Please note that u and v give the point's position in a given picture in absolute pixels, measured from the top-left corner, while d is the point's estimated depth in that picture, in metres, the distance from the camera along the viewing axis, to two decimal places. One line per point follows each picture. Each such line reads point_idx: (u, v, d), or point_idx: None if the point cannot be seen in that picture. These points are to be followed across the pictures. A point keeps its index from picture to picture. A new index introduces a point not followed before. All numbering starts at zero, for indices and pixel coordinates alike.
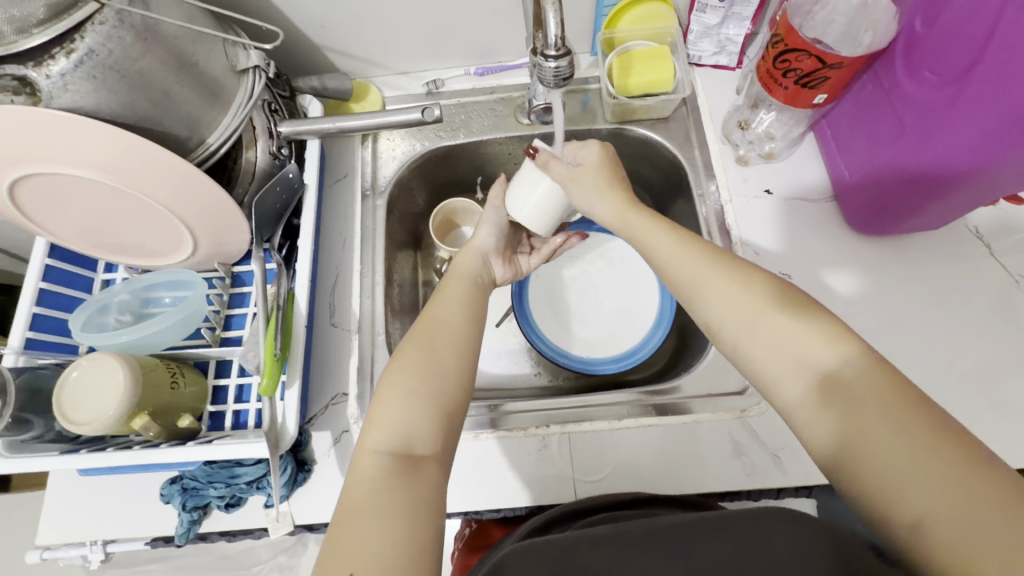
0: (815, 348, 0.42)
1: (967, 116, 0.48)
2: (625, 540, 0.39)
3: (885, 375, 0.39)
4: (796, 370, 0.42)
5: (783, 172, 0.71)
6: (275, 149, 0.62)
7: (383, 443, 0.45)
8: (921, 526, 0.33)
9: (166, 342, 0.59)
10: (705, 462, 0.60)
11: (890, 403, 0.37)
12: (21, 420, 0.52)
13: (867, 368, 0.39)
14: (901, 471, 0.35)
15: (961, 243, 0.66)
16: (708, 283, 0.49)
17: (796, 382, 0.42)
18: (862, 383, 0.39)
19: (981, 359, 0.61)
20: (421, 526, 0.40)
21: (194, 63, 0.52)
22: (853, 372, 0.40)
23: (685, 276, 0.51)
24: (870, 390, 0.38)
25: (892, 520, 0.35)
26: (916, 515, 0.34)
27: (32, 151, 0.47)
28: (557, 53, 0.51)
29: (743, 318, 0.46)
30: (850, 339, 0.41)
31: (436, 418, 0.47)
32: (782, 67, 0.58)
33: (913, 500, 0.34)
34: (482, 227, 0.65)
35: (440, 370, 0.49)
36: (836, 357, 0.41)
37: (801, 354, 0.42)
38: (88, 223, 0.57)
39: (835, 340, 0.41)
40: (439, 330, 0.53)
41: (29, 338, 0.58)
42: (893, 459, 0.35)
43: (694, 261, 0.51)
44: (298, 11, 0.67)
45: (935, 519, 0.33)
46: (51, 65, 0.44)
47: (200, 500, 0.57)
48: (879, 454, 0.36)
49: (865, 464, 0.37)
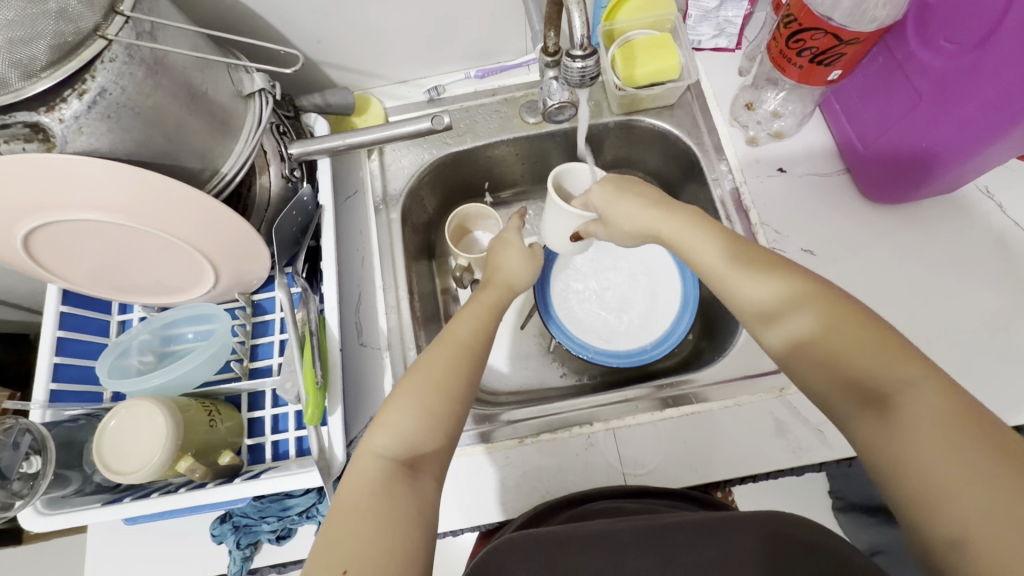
0: (873, 362, 0.40)
1: (989, 81, 0.50)
2: (674, 538, 0.41)
3: (950, 400, 0.36)
4: (846, 383, 0.40)
5: (791, 149, 0.72)
6: (288, 171, 0.62)
7: (389, 449, 0.45)
8: (962, 542, 0.32)
9: (198, 380, 0.58)
10: (750, 443, 0.61)
11: (950, 427, 0.35)
12: (59, 476, 0.51)
13: (930, 389, 0.37)
14: (945, 486, 0.34)
15: (972, 203, 0.68)
16: (749, 285, 0.46)
17: (846, 393, 0.40)
18: (925, 403, 0.37)
19: (1006, 314, 0.62)
20: (413, 536, 0.40)
21: (203, 93, 0.51)
22: (913, 393, 0.37)
23: (722, 276, 0.48)
24: (932, 412, 0.36)
25: (929, 533, 0.34)
26: (960, 533, 0.32)
27: (51, 198, 0.45)
28: (583, 52, 0.51)
29: (775, 308, 0.45)
30: (914, 360, 0.39)
31: (440, 432, 0.46)
32: (797, 47, 0.60)
33: (957, 514, 0.32)
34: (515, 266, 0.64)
35: (453, 398, 0.48)
36: (897, 376, 0.38)
37: (852, 365, 0.40)
38: (105, 266, 0.55)
39: (886, 353, 0.39)
40: (458, 350, 0.51)
41: (53, 390, 0.55)
42: (939, 474, 0.34)
43: (727, 251, 0.49)
44: (298, 28, 0.66)
45: (981, 541, 0.31)
46: (63, 108, 0.42)
47: (254, 536, 0.56)
48: (930, 471, 0.34)
49: (914, 479, 0.35)
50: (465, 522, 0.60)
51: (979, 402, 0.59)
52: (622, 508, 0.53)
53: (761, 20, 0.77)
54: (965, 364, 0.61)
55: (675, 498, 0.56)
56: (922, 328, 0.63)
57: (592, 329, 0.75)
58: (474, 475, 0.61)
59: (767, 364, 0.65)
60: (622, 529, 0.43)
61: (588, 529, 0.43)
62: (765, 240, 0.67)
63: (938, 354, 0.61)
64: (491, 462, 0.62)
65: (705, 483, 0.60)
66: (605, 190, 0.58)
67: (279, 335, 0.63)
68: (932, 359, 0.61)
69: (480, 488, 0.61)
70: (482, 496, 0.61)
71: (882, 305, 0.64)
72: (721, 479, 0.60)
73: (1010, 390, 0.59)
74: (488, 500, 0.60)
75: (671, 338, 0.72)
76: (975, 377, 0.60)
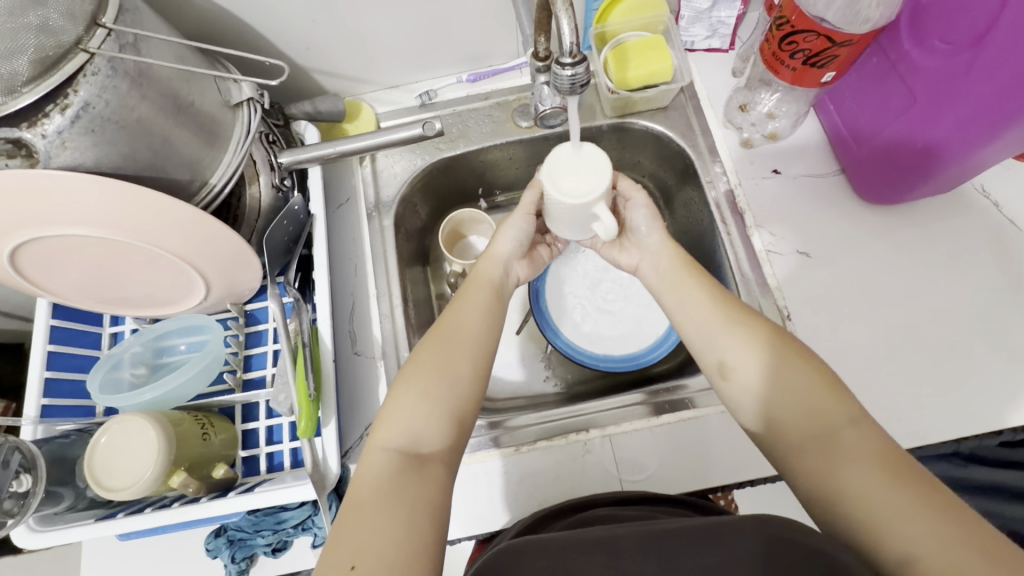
0: (821, 402, 0.43)
1: (983, 81, 0.49)
2: (677, 544, 0.40)
3: (883, 439, 0.41)
4: (797, 417, 0.44)
5: (786, 150, 0.71)
6: (278, 181, 0.61)
7: (392, 441, 0.45)
8: (912, 563, 0.35)
9: (191, 393, 0.58)
10: (748, 448, 0.61)
11: (888, 462, 0.39)
12: (51, 493, 0.50)
13: (867, 428, 0.42)
14: (889, 513, 0.37)
15: (969, 202, 0.67)
16: (710, 311, 0.51)
17: (797, 428, 0.43)
18: (864, 441, 0.41)
19: (1004, 314, 0.62)
20: (421, 529, 0.40)
21: (190, 104, 0.50)
22: (854, 431, 0.41)
23: (684, 304, 0.53)
24: (873, 449, 0.40)
25: (883, 554, 0.36)
26: (909, 554, 0.35)
27: (36, 215, 0.45)
28: (573, 60, 0.50)
29: (719, 333, 0.50)
30: (852, 403, 0.43)
31: (446, 420, 0.46)
32: (789, 49, 0.59)
33: (906, 538, 0.36)
34: (505, 234, 0.60)
35: (455, 386, 0.48)
36: (842, 416, 0.42)
37: (807, 404, 0.44)
38: (94, 281, 0.55)
39: (823, 389, 0.44)
40: (457, 337, 0.51)
41: (45, 406, 0.55)
42: (884, 500, 0.37)
43: (688, 274, 0.55)
44: (287, 35, 0.65)
45: (925, 561, 0.34)
46: (46, 123, 0.41)
47: (249, 550, 0.56)
48: (877, 500, 0.38)
49: (859, 507, 0.38)
50: (463, 531, 0.59)
51: (978, 403, 0.58)
52: (617, 516, 0.52)
53: (754, 20, 0.77)
54: (962, 365, 0.60)
55: (673, 504, 0.55)
56: (919, 330, 0.62)
57: (588, 335, 0.75)
58: (472, 483, 0.61)
59: None
60: (624, 536, 0.42)
61: (592, 534, 0.43)
62: (761, 243, 0.67)
63: (936, 355, 0.61)
64: (488, 470, 0.61)
65: (705, 488, 0.60)
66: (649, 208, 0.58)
67: (273, 346, 0.63)
68: (928, 361, 0.61)
69: (477, 498, 0.60)
70: (479, 506, 0.60)
71: (879, 306, 0.64)
72: (720, 485, 0.60)
73: (1008, 391, 0.59)
74: (484, 510, 0.60)
75: (668, 342, 0.72)
76: (973, 379, 0.60)
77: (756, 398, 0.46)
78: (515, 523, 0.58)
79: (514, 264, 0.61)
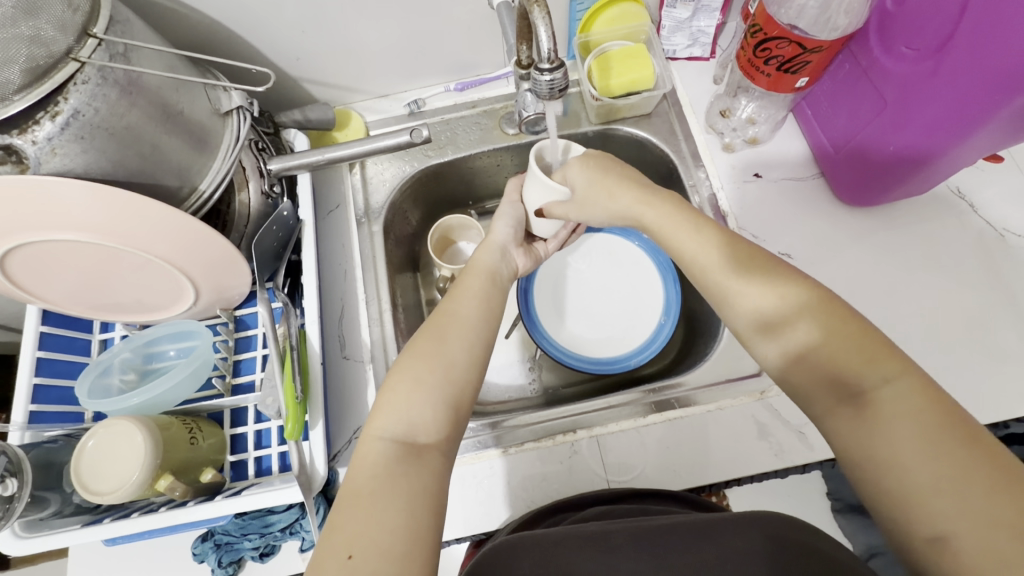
0: (853, 362, 0.41)
1: (949, 85, 0.51)
2: (654, 538, 0.41)
3: (926, 398, 0.38)
4: (828, 380, 0.42)
5: (767, 154, 0.73)
6: (267, 187, 0.62)
7: (388, 430, 0.45)
8: (944, 540, 0.34)
9: (179, 398, 0.58)
10: (732, 449, 0.61)
11: (931, 426, 0.37)
12: (38, 498, 0.50)
13: (907, 385, 0.39)
14: (922, 486, 0.35)
15: (945, 204, 0.69)
16: (730, 277, 0.48)
17: (826, 392, 0.42)
18: (902, 401, 0.39)
19: (980, 313, 0.63)
20: (421, 517, 0.40)
21: (179, 112, 0.51)
22: (890, 389, 0.39)
23: (702, 267, 0.50)
24: (913, 411, 0.38)
25: (913, 533, 0.35)
26: (940, 533, 0.34)
27: (29, 221, 0.46)
28: (552, 65, 0.51)
29: (727, 291, 0.48)
30: (892, 358, 0.41)
31: (442, 408, 0.47)
32: (763, 56, 0.61)
33: (942, 516, 0.34)
34: (498, 224, 0.65)
35: (449, 368, 0.49)
36: (877, 374, 0.40)
37: (837, 365, 0.42)
38: (86, 287, 0.56)
39: (858, 346, 0.42)
40: (451, 324, 0.52)
41: (33, 412, 0.55)
42: (921, 471, 0.36)
43: (674, 222, 0.53)
44: (276, 46, 0.67)
45: (962, 539, 0.33)
46: (36, 130, 0.42)
47: (235, 554, 0.56)
48: (913, 473, 0.36)
49: (890, 478, 0.37)
50: (453, 534, 0.59)
51: (961, 399, 0.59)
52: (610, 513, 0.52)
53: (734, 29, 0.79)
54: (942, 364, 0.61)
55: (660, 499, 0.56)
56: (901, 328, 0.63)
57: (580, 336, 0.76)
58: (460, 486, 0.61)
59: (748, 367, 0.66)
60: (615, 533, 0.42)
61: (584, 528, 0.43)
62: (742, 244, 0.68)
63: (916, 353, 0.62)
64: (475, 473, 0.62)
65: (691, 488, 0.60)
66: (587, 168, 0.58)
67: (262, 351, 0.63)
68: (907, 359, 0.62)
69: (467, 500, 0.61)
70: (471, 508, 0.60)
71: (860, 306, 0.65)
72: (707, 484, 0.60)
73: (989, 389, 0.60)
74: (471, 512, 0.60)
75: (653, 346, 0.73)
76: (953, 376, 0.60)
77: (779, 359, 0.46)
78: (507, 524, 0.58)
79: (511, 249, 0.65)
